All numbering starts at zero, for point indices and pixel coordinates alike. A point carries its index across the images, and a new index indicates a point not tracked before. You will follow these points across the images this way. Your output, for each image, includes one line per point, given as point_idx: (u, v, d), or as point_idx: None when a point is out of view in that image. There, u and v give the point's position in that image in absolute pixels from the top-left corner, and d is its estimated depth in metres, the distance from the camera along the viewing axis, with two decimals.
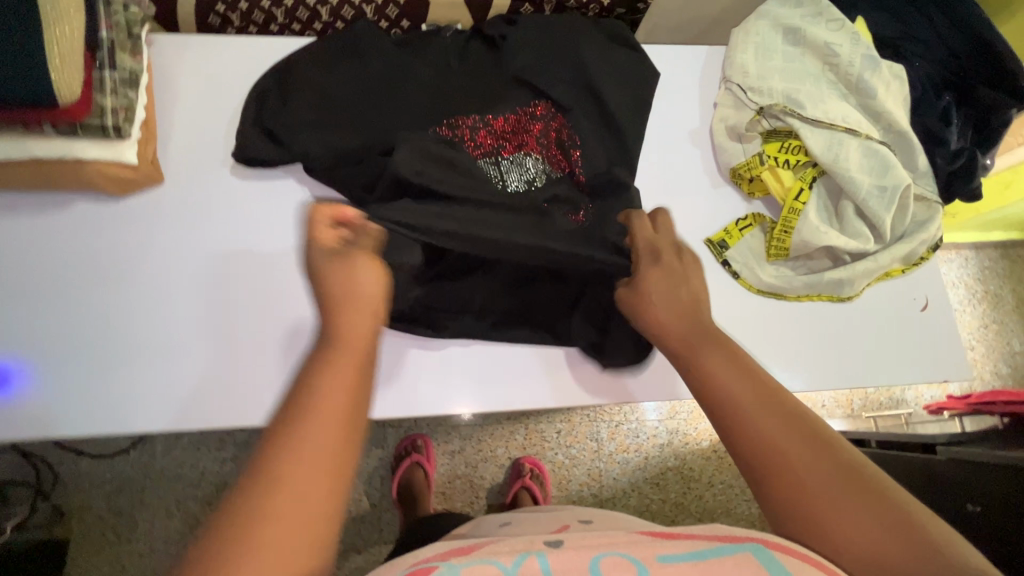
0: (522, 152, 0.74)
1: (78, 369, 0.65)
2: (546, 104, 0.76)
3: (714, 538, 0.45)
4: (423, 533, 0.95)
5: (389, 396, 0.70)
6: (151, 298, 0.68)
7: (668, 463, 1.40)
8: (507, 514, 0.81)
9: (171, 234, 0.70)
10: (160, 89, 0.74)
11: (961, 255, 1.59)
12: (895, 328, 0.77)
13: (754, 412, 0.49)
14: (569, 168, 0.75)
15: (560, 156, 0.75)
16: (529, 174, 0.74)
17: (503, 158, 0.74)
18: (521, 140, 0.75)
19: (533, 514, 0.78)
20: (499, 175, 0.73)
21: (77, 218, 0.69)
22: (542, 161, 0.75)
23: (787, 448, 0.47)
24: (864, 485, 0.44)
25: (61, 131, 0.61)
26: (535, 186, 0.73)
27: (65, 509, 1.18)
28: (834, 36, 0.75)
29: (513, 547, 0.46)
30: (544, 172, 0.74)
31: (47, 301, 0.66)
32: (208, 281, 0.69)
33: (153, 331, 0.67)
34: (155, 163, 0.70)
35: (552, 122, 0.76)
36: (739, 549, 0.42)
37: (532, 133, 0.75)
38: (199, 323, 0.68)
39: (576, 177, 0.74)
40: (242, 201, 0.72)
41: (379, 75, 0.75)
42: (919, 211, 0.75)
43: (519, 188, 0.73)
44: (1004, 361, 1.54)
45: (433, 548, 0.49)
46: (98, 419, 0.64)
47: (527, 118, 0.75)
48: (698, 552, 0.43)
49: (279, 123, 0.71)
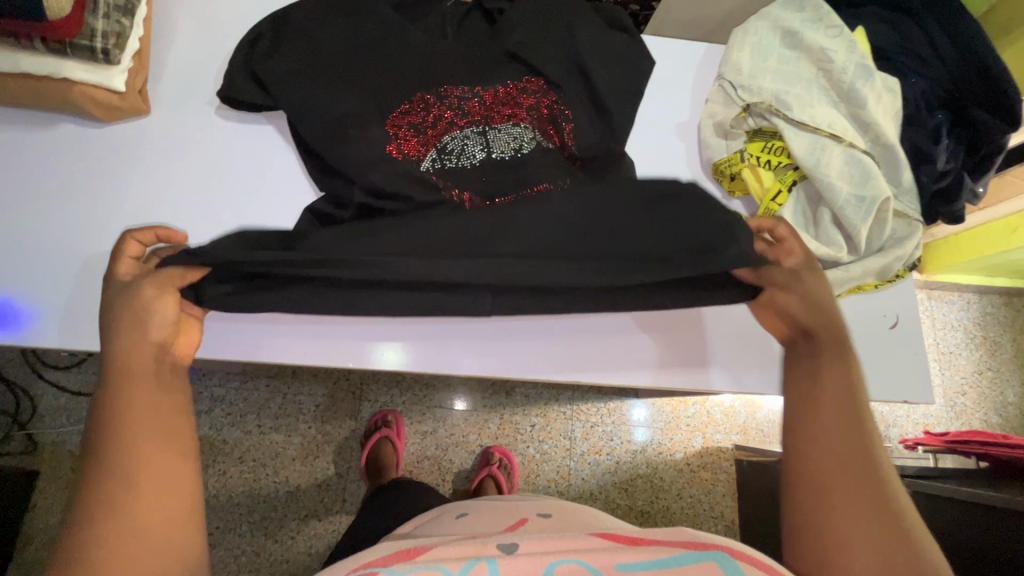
0: (510, 124, 0.74)
1: (59, 289, 0.66)
2: (539, 81, 0.76)
3: (677, 544, 0.46)
4: (376, 508, 0.95)
5: (379, 357, 0.71)
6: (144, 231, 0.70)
7: (639, 470, 1.38)
8: (468, 501, 0.74)
9: (149, 163, 0.72)
10: (161, 26, 0.76)
11: (963, 299, 1.56)
12: (868, 345, 0.76)
13: (821, 418, 0.54)
14: (559, 145, 0.75)
15: (550, 131, 0.75)
16: (517, 141, 0.73)
17: (490, 127, 0.73)
18: (510, 111, 0.74)
19: (491, 501, 0.72)
20: (484, 145, 0.73)
21: (66, 140, 0.71)
22: (531, 129, 0.74)
23: (832, 446, 0.52)
24: (882, 511, 0.48)
25: (50, 48, 0.62)
26: (523, 151, 0.73)
27: (39, 442, 1.19)
28: (831, 42, 0.74)
29: (462, 554, 0.44)
30: (534, 140, 0.74)
31: (26, 218, 0.68)
32: (202, 217, 0.71)
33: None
34: (142, 95, 0.72)
35: (544, 98, 0.76)
36: (704, 557, 0.44)
37: (522, 105, 0.75)
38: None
39: (567, 151, 0.75)
40: (221, 138, 0.74)
41: (372, 34, 0.75)
42: (899, 228, 0.74)
43: (506, 155, 0.73)
44: (996, 411, 1.50)
45: (381, 548, 0.48)
46: (61, 335, 0.65)
47: (518, 91, 0.75)
48: (657, 561, 0.43)
49: (265, 68, 0.71)
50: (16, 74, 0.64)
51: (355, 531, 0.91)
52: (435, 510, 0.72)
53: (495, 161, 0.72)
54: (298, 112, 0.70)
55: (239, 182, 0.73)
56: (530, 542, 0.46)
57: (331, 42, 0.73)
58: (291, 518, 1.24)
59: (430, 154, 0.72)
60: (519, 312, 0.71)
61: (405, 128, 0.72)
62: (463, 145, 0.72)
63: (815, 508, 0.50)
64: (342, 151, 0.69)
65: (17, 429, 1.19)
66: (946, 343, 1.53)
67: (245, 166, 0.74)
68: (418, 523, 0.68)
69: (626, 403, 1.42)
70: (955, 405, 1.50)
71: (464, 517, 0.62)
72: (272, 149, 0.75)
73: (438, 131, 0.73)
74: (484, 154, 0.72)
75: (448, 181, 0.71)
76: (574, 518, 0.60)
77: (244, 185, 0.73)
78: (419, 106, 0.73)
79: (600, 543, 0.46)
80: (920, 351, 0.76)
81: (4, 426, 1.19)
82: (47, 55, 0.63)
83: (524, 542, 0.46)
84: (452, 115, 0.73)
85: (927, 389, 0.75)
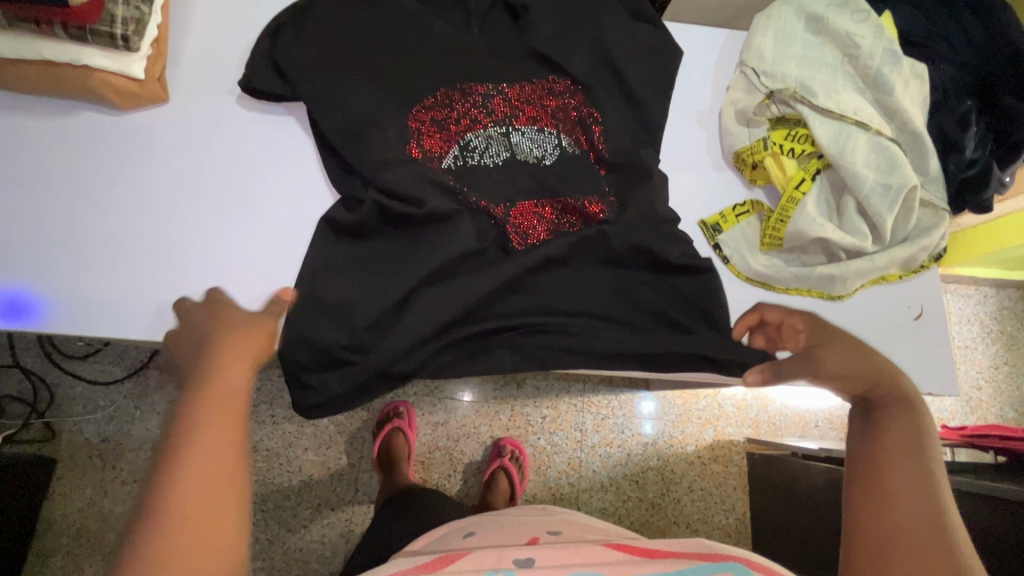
0: (535, 126, 0.73)
1: (80, 278, 0.67)
2: (566, 82, 0.75)
3: (694, 556, 0.49)
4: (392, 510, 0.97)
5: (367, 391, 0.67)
6: (161, 221, 0.70)
7: (650, 463, 1.38)
8: (483, 517, 0.74)
9: (167, 153, 0.72)
10: (178, 14, 0.76)
11: (979, 292, 1.54)
12: (891, 335, 0.75)
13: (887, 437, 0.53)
14: (589, 147, 0.73)
15: (578, 132, 0.74)
16: (543, 149, 0.72)
17: (515, 129, 0.72)
18: (536, 113, 0.73)
19: (514, 516, 0.72)
20: (510, 148, 0.72)
21: (84, 128, 0.71)
22: (558, 134, 0.73)
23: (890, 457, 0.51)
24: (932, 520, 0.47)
25: (71, 34, 0.62)
26: (547, 159, 0.72)
27: (57, 429, 1.21)
28: (857, 27, 0.73)
29: (480, 568, 0.48)
30: (561, 146, 0.73)
31: (46, 207, 0.68)
32: (221, 208, 0.71)
33: (162, 254, 0.69)
34: (161, 82, 0.71)
35: (570, 99, 0.75)
36: (721, 567, 0.47)
37: (547, 107, 0.74)
38: (213, 252, 0.70)
39: (595, 156, 0.73)
40: (239, 128, 0.74)
41: (389, 21, 0.74)
42: (924, 217, 0.73)
43: (530, 161, 0.72)
44: (1012, 405, 1.48)
45: (401, 563, 0.51)
46: (84, 324, 0.66)
47: (545, 92, 0.74)
48: (677, 570, 0.47)
49: (285, 57, 0.71)
50: (36, 61, 0.64)
51: (372, 534, 0.92)
52: (449, 526, 0.72)
53: (521, 164, 0.72)
54: (317, 101, 0.70)
55: (257, 174, 0.73)
56: (546, 556, 0.49)
57: (349, 30, 0.73)
58: (304, 508, 1.25)
59: (453, 151, 0.71)
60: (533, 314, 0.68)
61: (428, 124, 0.71)
62: (487, 144, 0.72)
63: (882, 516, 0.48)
64: (359, 142, 0.69)
65: (35, 418, 1.20)
66: (962, 337, 1.50)
67: (263, 158, 0.73)
68: (431, 535, 0.68)
69: (636, 395, 1.41)
70: (969, 399, 1.48)
71: (474, 535, 0.63)
72: (290, 141, 0.74)
73: (461, 129, 0.72)
74: (511, 158, 0.72)
75: (468, 181, 0.70)
76: (583, 534, 0.61)
77: (261, 177, 0.73)
78: (438, 96, 0.72)
79: (618, 557, 0.50)
80: (944, 344, 0.75)
81: (22, 415, 1.20)
82: (68, 42, 0.63)
83: (538, 557, 0.50)
84: (476, 112, 0.72)
85: (951, 383, 0.74)
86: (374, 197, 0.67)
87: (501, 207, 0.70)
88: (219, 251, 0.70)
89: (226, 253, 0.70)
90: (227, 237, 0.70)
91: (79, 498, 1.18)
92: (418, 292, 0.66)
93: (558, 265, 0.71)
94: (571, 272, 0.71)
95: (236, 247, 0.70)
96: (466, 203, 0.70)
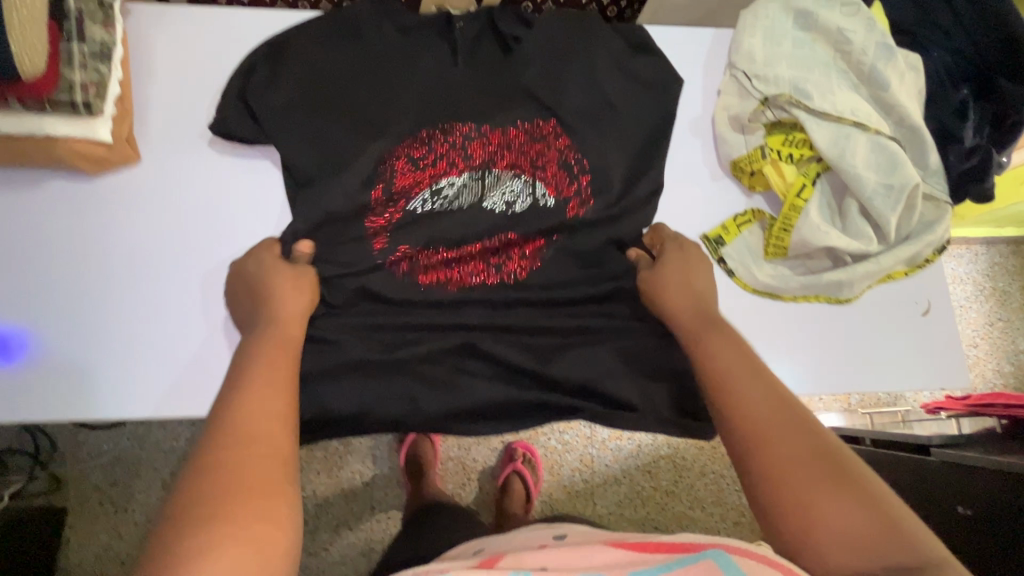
0: (512, 172, 0.70)
1: (59, 354, 0.64)
2: (552, 123, 0.72)
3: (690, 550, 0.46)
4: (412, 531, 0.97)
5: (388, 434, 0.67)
6: (139, 289, 0.67)
7: (660, 452, 1.38)
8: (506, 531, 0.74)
9: (139, 214, 0.68)
10: (138, 61, 0.72)
11: (971, 251, 1.55)
12: (900, 331, 0.75)
13: (738, 384, 0.57)
14: (568, 190, 0.71)
15: (564, 178, 0.71)
16: (511, 195, 0.70)
17: (490, 172, 0.70)
18: (516, 157, 0.70)
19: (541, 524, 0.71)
20: (479, 191, 0.70)
21: (50, 191, 0.67)
22: (533, 181, 0.70)
23: (747, 402, 0.55)
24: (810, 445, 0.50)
25: (29, 107, 0.58)
26: (514, 207, 0.70)
27: (63, 479, 1.19)
28: (848, 22, 0.70)
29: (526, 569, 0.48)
30: (532, 193, 0.70)
31: (17, 278, 0.65)
32: (199, 269, 0.68)
33: (143, 323, 0.66)
34: (130, 141, 0.68)
35: (556, 142, 0.71)
36: (702, 556, 0.43)
37: (527, 153, 0.71)
38: (196, 317, 0.67)
39: (575, 200, 0.71)
40: (216, 182, 0.70)
41: (362, 54, 0.70)
42: (927, 211, 0.72)
43: (496, 207, 0.70)
44: (1008, 359, 1.51)
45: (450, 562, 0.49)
46: (66, 401, 0.63)
47: (526, 135, 0.71)
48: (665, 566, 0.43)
49: (260, 103, 0.68)
50: None
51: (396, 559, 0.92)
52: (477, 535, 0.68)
53: (488, 211, 0.69)
54: (296, 149, 0.67)
55: (234, 233, 0.70)
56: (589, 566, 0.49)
57: (320, 66, 0.69)
58: (323, 530, 1.24)
59: (425, 194, 0.69)
60: (531, 347, 0.69)
61: (402, 163, 0.68)
62: (465, 189, 0.69)
63: (759, 463, 0.51)
64: (342, 188, 0.66)
65: (39, 469, 1.18)
66: (957, 297, 1.51)
67: (240, 214, 0.70)
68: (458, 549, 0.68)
69: None
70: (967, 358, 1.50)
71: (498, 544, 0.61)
72: (265, 198, 0.71)
73: (437, 173, 0.69)
74: (479, 202, 0.69)
75: (438, 227, 0.68)
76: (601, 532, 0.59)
77: (238, 236, 0.70)
78: (421, 140, 0.69)
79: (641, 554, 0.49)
80: (953, 334, 0.75)
81: (26, 468, 1.18)
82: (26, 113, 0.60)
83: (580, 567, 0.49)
84: (455, 155, 0.69)
85: (957, 375, 0.74)
86: (352, 269, 0.66)
87: (483, 243, 0.69)
88: (201, 316, 0.67)
89: (208, 317, 0.67)
90: (208, 301, 0.68)
91: (93, 544, 1.17)
92: (420, 359, 0.67)
93: (543, 309, 0.70)
94: (564, 314, 0.70)
95: (216, 311, 0.68)
96: (435, 254, 0.68)
